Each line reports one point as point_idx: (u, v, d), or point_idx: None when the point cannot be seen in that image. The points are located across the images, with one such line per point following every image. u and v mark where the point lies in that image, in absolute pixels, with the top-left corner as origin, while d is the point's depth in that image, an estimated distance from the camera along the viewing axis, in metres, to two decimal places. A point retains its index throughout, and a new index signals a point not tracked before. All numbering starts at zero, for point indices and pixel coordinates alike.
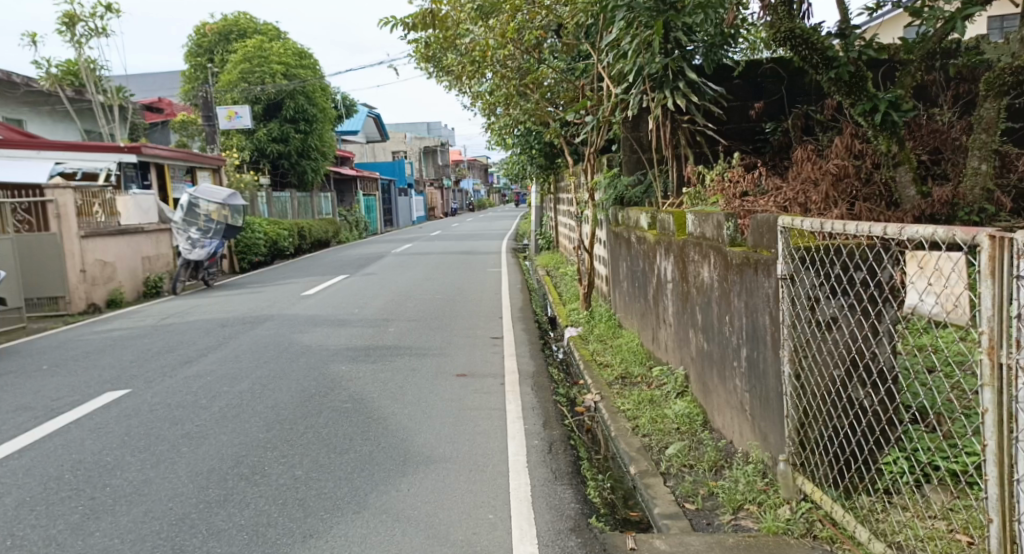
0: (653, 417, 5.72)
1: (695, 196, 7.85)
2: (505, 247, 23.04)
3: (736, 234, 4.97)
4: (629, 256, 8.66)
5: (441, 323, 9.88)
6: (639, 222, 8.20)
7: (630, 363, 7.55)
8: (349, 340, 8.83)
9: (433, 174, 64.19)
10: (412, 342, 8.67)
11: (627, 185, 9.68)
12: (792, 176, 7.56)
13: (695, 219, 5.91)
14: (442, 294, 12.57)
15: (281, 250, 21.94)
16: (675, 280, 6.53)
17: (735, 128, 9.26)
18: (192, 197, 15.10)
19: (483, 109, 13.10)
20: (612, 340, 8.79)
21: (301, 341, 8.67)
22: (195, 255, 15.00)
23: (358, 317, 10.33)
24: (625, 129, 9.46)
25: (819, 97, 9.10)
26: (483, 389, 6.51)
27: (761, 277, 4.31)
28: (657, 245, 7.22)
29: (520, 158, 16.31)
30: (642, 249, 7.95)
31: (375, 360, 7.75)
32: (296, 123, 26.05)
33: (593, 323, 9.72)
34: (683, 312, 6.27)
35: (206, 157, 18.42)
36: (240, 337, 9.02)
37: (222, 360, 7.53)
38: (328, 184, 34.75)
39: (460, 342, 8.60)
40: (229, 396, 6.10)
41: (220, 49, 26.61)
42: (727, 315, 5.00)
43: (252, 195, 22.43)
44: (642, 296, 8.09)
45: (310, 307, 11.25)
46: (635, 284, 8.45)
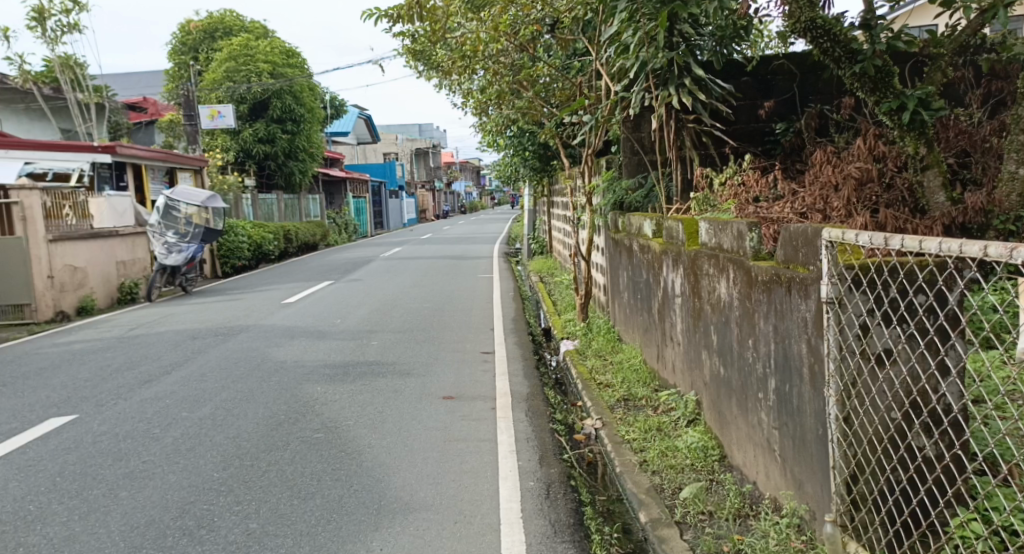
0: (663, 450, 5.10)
1: (703, 202, 7.24)
2: (497, 252, 22.39)
3: (760, 245, 4.44)
4: (630, 265, 8.05)
5: (428, 336, 9.24)
6: (642, 229, 7.59)
7: (632, 384, 6.94)
8: (328, 355, 8.19)
9: (424, 176, 63.51)
10: (396, 358, 8.02)
11: (627, 189, 9.09)
12: (809, 180, 6.95)
13: (709, 228, 5.30)
14: (431, 303, 11.92)
15: (266, 254, 21.25)
16: (685, 295, 5.91)
17: (743, 128, 8.67)
18: (170, 199, 14.68)
19: (474, 108, 12.48)
20: (611, 357, 8.15)
21: (275, 357, 8.03)
22: (171, 259, 14.22)
23: (339, 329, 9.68)
24: (624, 129, 8.86)
25: (833, 96, 8.51)
26: (472, 415, 5.88)
27: (796, 298, 3.70)
28: (663, 255, 6.60)
29: (513, 160, 15.69)
30: (645, 258, 7.33)
31: (354, 379, 7.11)
32: (283, 123, 25.35)
33: (590, 336, 9.09)
34: (695, 330, 5.65)
35: (187, 158, 17.72)
36: (210, 351, 8.36)
37: (186, 379, 6.89)
38: (316, 186, 34.06)
39: (447, 359, 7.96)
40: (185, 424, 5.46)
41: (205, 48, 25.94)
42: (750, 339, 4.40)
43: (237, 197, 21.72)
44: (645, 310, 7.47)
45: (289, 317, 10.60)
46: (637, 296, 7.82)
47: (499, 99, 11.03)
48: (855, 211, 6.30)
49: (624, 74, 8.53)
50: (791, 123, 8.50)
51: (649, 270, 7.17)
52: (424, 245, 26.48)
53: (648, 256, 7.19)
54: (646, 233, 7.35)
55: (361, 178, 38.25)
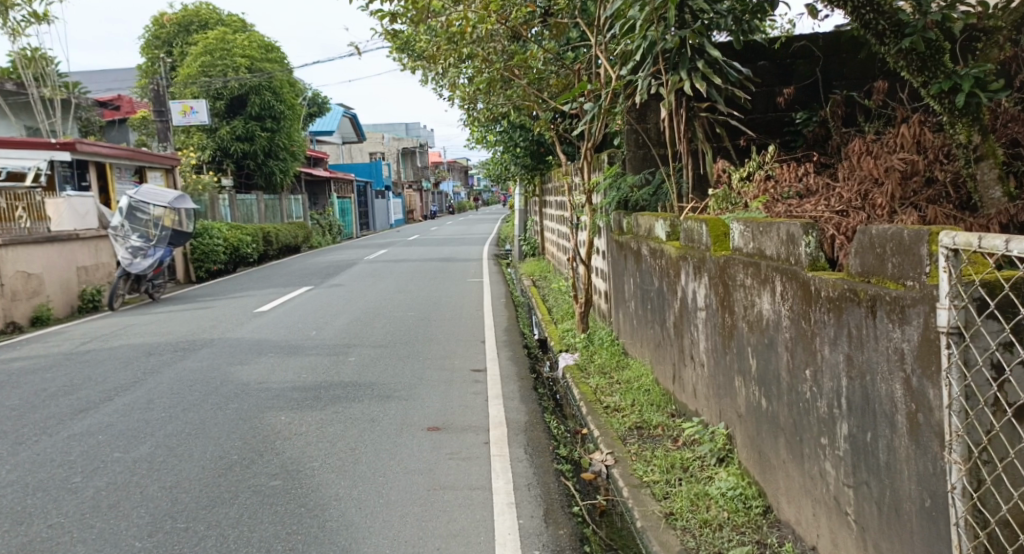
0: (692, 497, 4.22)
1: (723, 200, 6.41)
2: (487, 254, 21.55)
3: (819, 252, 3.58)
4: (639, 272, 7.20)
5: (412, 350, 8.35)
6: (652, 230, 6.75)
7: (645, 409, 6.10)
8: (298, 374, 7.29)
9: (411, 176, 62.57)
10: (375, 378, 7.14)
11: (632, 186, 8.16)
12: (845, 174, 6.10)
13: (743, 229, 4.46)
14: (416, 311, 11.02)
15: (244, 257, 20.29)
16: (709, 310, 5.06)
17: (759, 116, 7.84)
18: (133, 198, 13.74)
19: (460, 98, 11.59)
20: (617, 375, 7.29)
21: (238, 376, 7.13)
22: (137, 267, 13.29)
23: (312, 343, 8.79)
24: (627, 119, 8.07)
25: (860, 83, 7.69)
26: (460, 453, 5.00)
27: (878, 322, 2.88)
28: (679, 260, 5.77)
29: (502, 157, 14.84)
30: (657, 264, 6.50)
31: (325, 404, 6.22)
32: (262, 121, 24.35)
33: (592, 350, 8.25)
34: (724, 351, 4.80)
35: (157, 156, 16.79)
36: (164, 370, 7.47)
37: (130, 406, 6.00)
38: (299, 187, 33.11)
39: (433, 379, 7.08)
40: (114, 471, 4.58)
41: (179, 42, 24.98)
42: (805, 369, 3.56)
43: (213, 198, 20.75)
44: (657, 322, 6.63)
45: (260, 328, 9.69)
46: (647, 307, 6.97)
47: (486, 87, 10.15)
48: (902, 207, 5.44)
49: (628, 57, 7.68)
50: (813, 112, 7.69)
51: (663, 278, 6.34)
52: (410, 246, 25.55)
53: (660, 262, 6.37)
54: (658, 235, 6.51)
55: (345, 177, 37.24)
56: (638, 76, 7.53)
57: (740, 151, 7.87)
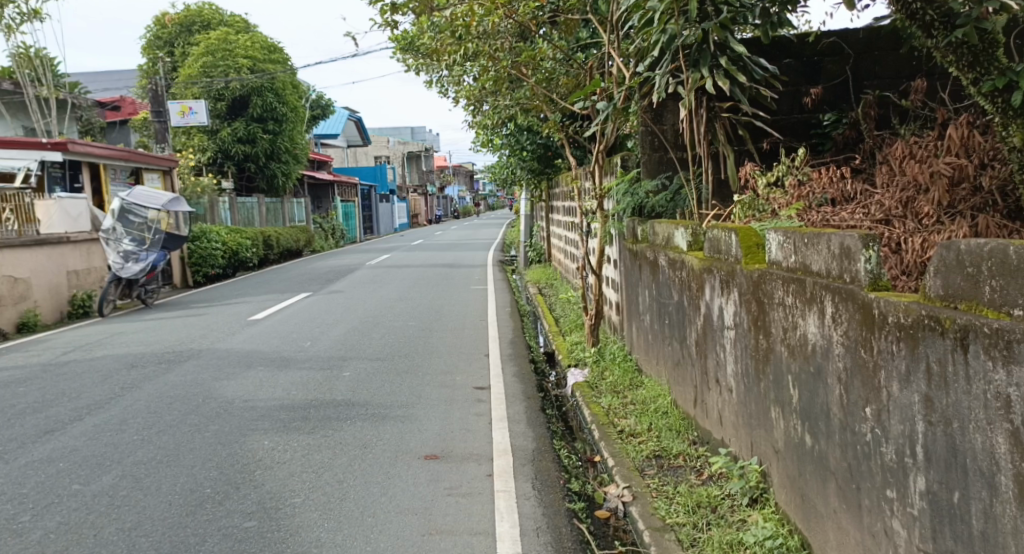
0: (725, 547, 3.70)
1: (749, 207, 5.89)
2: (492, 260, 21.05)
3: (881, 270, 3.07)
4: (655, 284, 6.69)
5: (412, 365, 7.83)
6: (671, 239, 6.23)
7: (664, 435, 5.58)
8: (287, 391, 6.77)
9: (416, 180, 62.08)
10: (370, 396, 6.61)
11: (648, 191, 7.63)
12: (884, 179, 5.57)
13: (780, 240, 3.94)
14: (417, 321, 10.50)
15: (244, 261, 19.77)
16: (739, 329, 4.53)
17: (784, 116, 7.33)
18: (126, 201, 13.27)
19: (465, 99, 11.07)
20: (631, 395, 6.76)
21: (223, 392, 6.62)
22: (128, 271, 12.79)
23: (306, 355, 8.27)
24: (642, 120, 7.59)
25: (893, 82, 7.20)
26: (460, 488, 4.48)
27: (971, 359, 2.40)
28: (703, 273, 5.25)
29: (509, 161, 14.35)
30: (676, 276, 5.99)
31: (315, 426, 5.70)
32: (264, 123, 23.87)
33: (603, 365, 7.73)
34: (756, 377, 4.28)
35: (155, 158, 16.31)
36: (145, 384, 6.95)
37: (101, 427, 5.48)
38: (302, 190, 32.63)
39: (433, 397, 6.55)
40: (70, 507, 4.06)
41: (180, 42, 24.56)
42: (864, 407, 3.04)
43: (212, 200, 20.25)
44: (676, 340, 6.10)
45: (252, 339, 9.17)
46: (665, 323, 6.44)
47: (493, 86, 9.62)
48: (951, 215, 4.91)
49: (645, 53, 7.16)
50: (842, 113, 7.17)
51: (683, 292, 5.82)
52: (413, 251, 25.07)
53: (680, 274, 5.86)
54: (678, 244, 6.00)
55: (348, 180, 36.74)
56: (655, 73, 7.03)
57: (764, 156, 7.38)
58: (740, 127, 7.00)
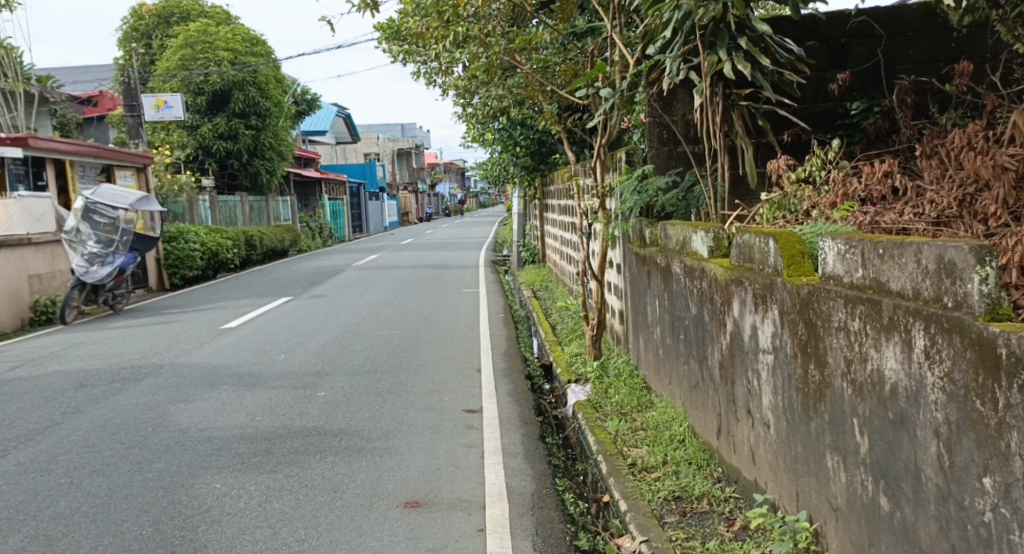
0: None
1: (778, 207, 5.13)
2: (483, 260, 20.28)
3: (1001, 294, 2.37)
4: (668, 294, 5.94)
5: (395, 383, 7.07)
6: (687, 243, 5.48)
7: (683, 471, 4.83)
8: (252, 415, 6.01)
9: (406, 178, 61.31)
10: (345, 422, 5.85)
11: (656, 189, 6.86)
12: (935, 175, 4.82)
13: (840, 249, 3.18)
14: (403, 329, 9.75)
15: (225, 263, 18.93)
16: (778, 354, 3.77)
17: (808, 103, 6.57)
18: (90, 200, 12.37)
19: (453, 89, 10.29)
20: (640, 419, 6.02)
21: (177, 418, 5.84)
22: (92, 277, 12.01)
23: (278, 371, 7.50)
24: (648, 113, 6.94)
25: (929, 66, 6.45)
26: (446, 550, 3.75)
27: None
28: (730, 284, 4.48)
29: (502, 157, 13.61)
30: (694, 286, 5.22)
31: (279, 461, 4.95)
32: (246, 118, 23.01)
33: (608, 383, 7.00)
34: (804, 414, 3.52)
35: (124, 154, 15.51)
36: (92, 407, 6.19)
37: (27, 466, 4.72)
38: (288, 188, 31.75)
39: (416, 424, 5.80)
40: None
41: (158, 34, 23.75)
42: (979, 475, 2.35)
43: (191, 199, 19.43)
44: (694, 359, 5.35)
45: (221, 351, 8.39)
46: (681, 339, 5.68)
47: (485, 73, 8.84)
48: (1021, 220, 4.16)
49: (655, 35, 6.41)
50: (872, 101, 6.42)
51: (703, 305, 5.06)
52: (402, 251, 24.28)
53: (699, 284, 5.09)
54: (697, 250, 5.24)
55: (336, 178, 35.87)
56: (666, 57, 6.29)
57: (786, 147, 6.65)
58: (759, 117, 6.28)
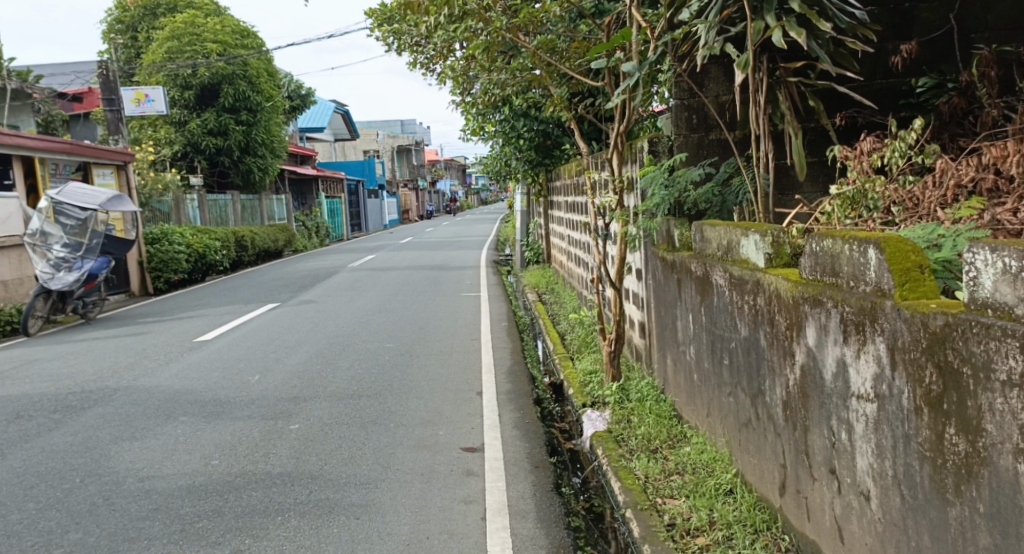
0: None
1: (850, 202, 4.09)
2: (486, 260, 19.30)
3: None
4: (708, 310, 4.93)
5: (383, 411, 6.07)
6: (734, 248, 4.46)
7: (739, 537, 3.81)
8: (208, 457, 5.03)
9: (406, 175, 60.28)
10: (319, 465, 4.87)
11: (688, 182, 5.83)
12: None
13: (1007, 266, 2.28)
14: (395, 342, 8.77)
15: (212, 265, 17.73)
16: (882, 406, 2.75)
17: (864, 81, 5.57)
18: (56, 199, 11.46)
19: (449, 73, 9.26)
20: (673, 458, 5.01)
21: (116, 464, 4.87)
22: (58, 283, 11.03)
23: (249, 395, 6.49)
24: (675, 95, 6.03)
25: (1010, 32, 5.44)
26: None
27: None
28: (800, 303, 3.47)
29: (503, 150, 12.61)
30: (746, 303, 4.20)
31: (228, 529, 3.98)
32: (236, 113, 21.97)
33: (633, 413, 6.01)
34: (932, 497, 2.54)
35: (100, 150, 14.52)
36: (17, 449, 5.21)
37: None
38: (283, 186, 30.70)
39: (405, 469, 4.83)
40: None
41: (144, 26, 22.79)
42: None
43: (178, 198, 18.40)
44: (743, 391, 4.33)
45: (188, 371, 7.40)
46: (725, 366, 4.66)
47: (484, 54, 7.82)
48: None
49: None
50: (943, 77, 5.40)
51: (757, 328, 4.03)
52: (400, 251, 23.31)
53: (753, 300, 4.07)
54: (748, 258, 4.21)
55: (333, 176, 34.85)
56: (700, 24, 5.31)
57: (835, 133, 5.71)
58: (810, 96, 5.32)
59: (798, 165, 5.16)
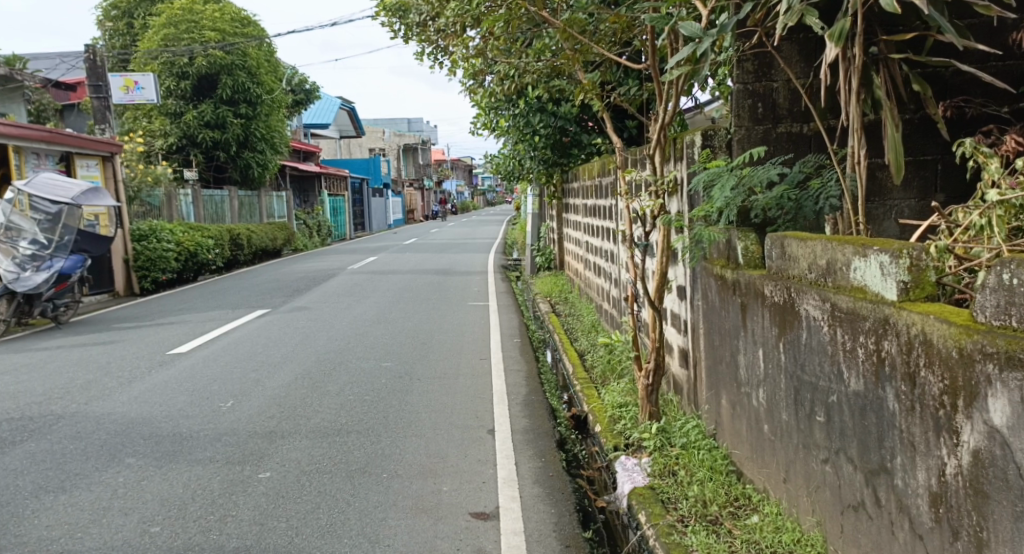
0: None
1: (1015, 211, 3.22)
2: (493, 265, 18.19)
3: None
4: (792, 348, 3.84)
5: (374, 453, 5.00)
6: (842, 272, 3.37)
7: None
8: (151, 519, 3.96)
9: (411, 175, 59.26)
10: (287, 538, 3.81)
11: (753, 184, 4.75)
12: None
13: None
14: (394, 361, 7.69)
15: (204, 264, 16.62)
16: None
17: (978, 62, 4.56)
18: (25, 191, 10.36)
19: (465, 57, 8.13)
20: (740, 534, 3.93)
21: (28, 532, 3.80)
22: (24, 285, 9.93)
23: (216, 426, 5.37)
24: (737, 78, 4.97)
25: None
26: None
27: None
28: (979, 361, 2.43)
29: (518, 148, 11.51)
30: (861, 348, 3.15)
31: None
32: (235, 105, 20.86)
33: (678, 465, 4.90)
34: None
35: (83, 138, 13.39)
36: None
37: None
38: (285, 182, 29.64)
39: (398, 546, 3.77)
40: None
41: (141, 13, 21.77)
42: None
43: (169, 191, 17.43)
44: (853, 462, 3.26)
45: (151, 392, 6.29)
46: (818, 423, 3.59)
47: (505, 31, 6.71)
48: None
49: None
50: None
51: (884, 384, 2.98)
52: (403, 252, 22.24)
53: (877, 345, 3.02)
54: (866, 285, 3.16)
55: (336, 173, 33.76)
56: None
57: (935, 126, 4.73)
58: (915, 78, 4.31)
59: (896, 165, 4.13)
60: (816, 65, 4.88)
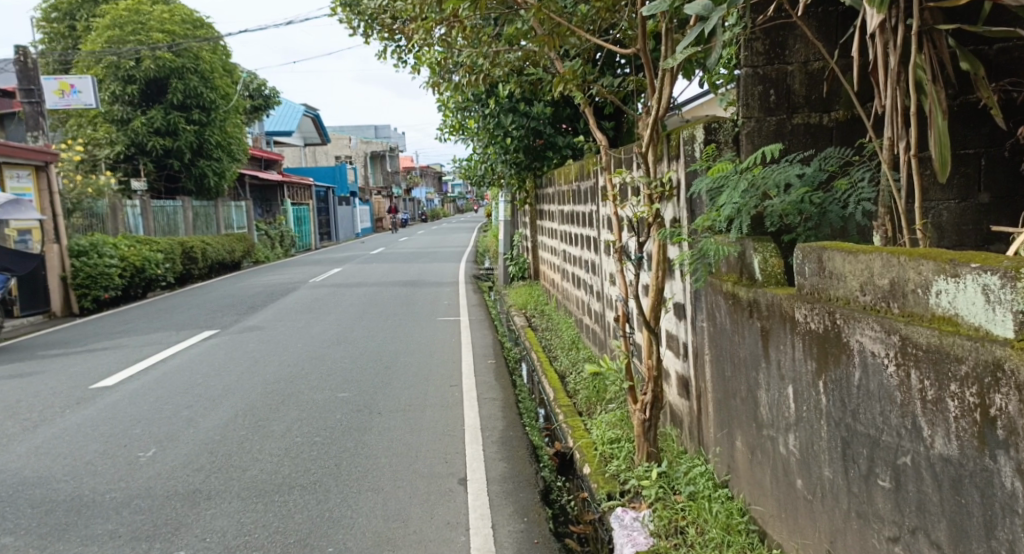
0: None
1: None
2: (464, 275, 17.34)
3: None
4: (835, 386, 3.02)
5: (321, 516, 4.14)
6: (920, 297, 2.60)
7: None
8: None
9: (378, 183, 58.27)
10: None
11: (767, 187, 3.95)
12: None
13: None
14: (351, 390, 6.81)
15: (153, 280, 15.62)
16: None
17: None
18: None
19: (423, 47, 7.28)
20: None
21: None
22: None
23: (129, 487, 4.49)
24: (746, 60, 4.18)
25: None
26: None
27: None
28: None
29: (487, 151, 10.68)
30: (954, 399, 2.42)
31: None
32: (187, 111, 19.79)
33: (686, 520, 4.08)
34: None
35: (12, 146, 12.30)
36: None
37: None
38: (246, 192, 28.60)
39: None
40: None
41: (83, 14, 20.74)
42: None
43: (114, 203, 16.39)
44: (940, 546, 2.52)
45: (59, 441, 5.38)
46: (880, 488, 2.80)
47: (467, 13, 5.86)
48: None
49: None
50: None
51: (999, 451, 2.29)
52: (370, 263, 21.33)
53: (982, 398, 2.33)
54: (956, 315, 2.46)
55: (299, 181, 32.75)
56: None
57: (980, 115, 3.98)
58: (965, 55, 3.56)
59: (943, 160, 3.37)
60: (842, 44, 4.11)
